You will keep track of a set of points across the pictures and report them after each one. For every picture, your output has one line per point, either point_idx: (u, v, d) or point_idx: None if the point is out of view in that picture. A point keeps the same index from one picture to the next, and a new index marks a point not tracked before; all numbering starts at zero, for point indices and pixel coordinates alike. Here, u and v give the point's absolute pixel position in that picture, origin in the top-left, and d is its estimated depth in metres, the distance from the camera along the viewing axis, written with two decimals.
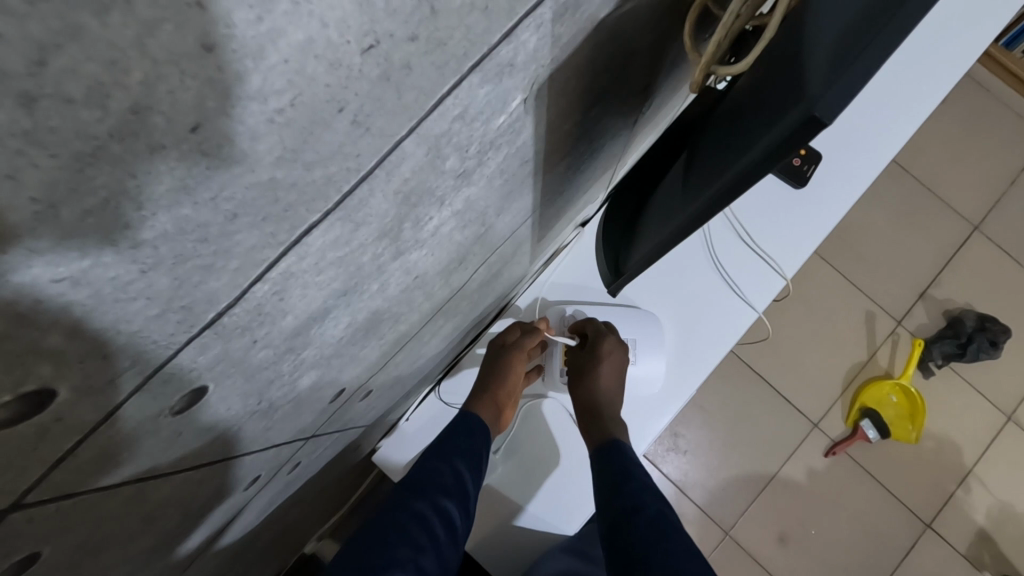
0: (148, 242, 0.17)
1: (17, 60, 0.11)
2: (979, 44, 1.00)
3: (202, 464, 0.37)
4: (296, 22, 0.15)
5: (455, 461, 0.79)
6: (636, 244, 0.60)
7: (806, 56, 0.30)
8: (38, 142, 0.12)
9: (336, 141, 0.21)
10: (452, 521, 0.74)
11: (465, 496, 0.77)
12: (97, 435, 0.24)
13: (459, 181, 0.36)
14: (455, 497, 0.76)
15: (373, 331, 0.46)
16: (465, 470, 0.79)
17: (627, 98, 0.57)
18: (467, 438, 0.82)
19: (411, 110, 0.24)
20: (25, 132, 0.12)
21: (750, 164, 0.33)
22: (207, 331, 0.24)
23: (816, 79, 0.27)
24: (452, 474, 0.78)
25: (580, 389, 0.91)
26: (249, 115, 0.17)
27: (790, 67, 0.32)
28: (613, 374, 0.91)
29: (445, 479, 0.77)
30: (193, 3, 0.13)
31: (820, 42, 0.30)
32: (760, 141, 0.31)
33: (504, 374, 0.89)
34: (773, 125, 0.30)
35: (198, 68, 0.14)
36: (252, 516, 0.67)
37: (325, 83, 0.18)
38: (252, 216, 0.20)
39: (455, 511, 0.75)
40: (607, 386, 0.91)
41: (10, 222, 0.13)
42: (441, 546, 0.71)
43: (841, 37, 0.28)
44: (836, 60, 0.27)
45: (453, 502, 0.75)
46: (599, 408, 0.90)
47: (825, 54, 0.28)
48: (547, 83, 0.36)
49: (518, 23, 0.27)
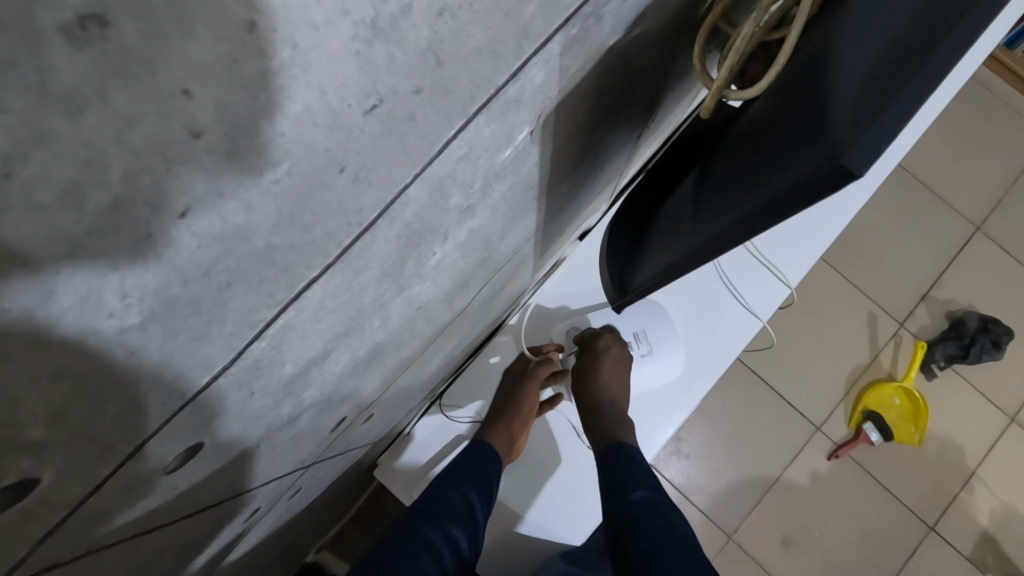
0: (134, 326, 0.16)
1: None
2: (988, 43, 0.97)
3: (196, 508, 0.35)
4: (294, 95, 0.14)
5: (466, 489, 0.78)
6: (643, 262, 0.59)
7: (831, 94, 0.29)
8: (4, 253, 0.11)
9: (337, 198, 0.20)
10: (458, 545, 0.75)
11: (474, 523, 0.77)
12: (87, 505, 0.22)
13: (464, 215, 0.35)
14: (463, 524, 0.76)
15: (376, 360, 0.44)
16: (476, 499, 0.79)
17: (633, 112, 0.56)
18: (477, 466, 0.82)
19: (415, 157, 0.23)
20: None
21: (764, 202, 0.32)
22: (202, 393, 0.23)
23: (842, 123, 0.27)
24: (463, 502, 0.77)
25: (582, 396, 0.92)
26: (241, 190, 0.15)
27: (813, 100, 0.31)
28: (615, 370, 0.91)
29: (456, 506, 0.76)
30: (177, 92, 0.11)
31: (845, 82, 0.29)
32: (778, 180, 0.31)
33: (518, 402, 0.89)
34: (793, 166, 0.29)
35: (186, 153, 0.13)
36: (265, 526, 0.65)
37: (324, 147, 0.17)
38: (247, 283, 0.19)
39: (463, 537, 0.75)
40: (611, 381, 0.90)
41: None
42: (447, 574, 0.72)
43: (869, 79, 0.27)
44: (864, 106, 0.26)
45: (462, 531, 0.75)
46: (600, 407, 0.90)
47: (850, 97, 0.27)
48: (553, 112, 0.35)
49: (525, 59, 0.25)
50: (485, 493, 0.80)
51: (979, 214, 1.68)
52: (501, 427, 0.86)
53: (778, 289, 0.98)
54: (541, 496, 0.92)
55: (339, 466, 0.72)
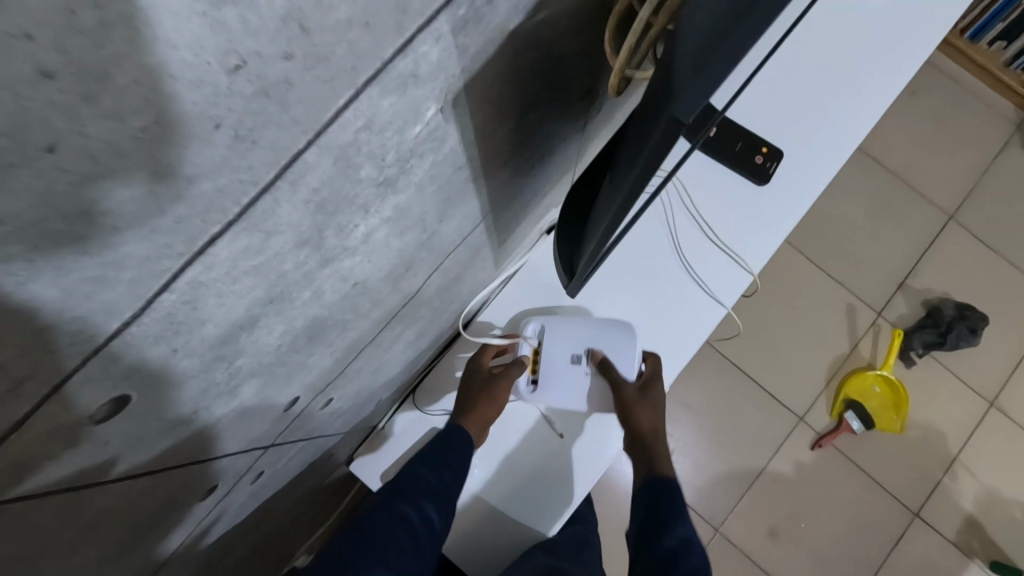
0: (21, 256, 0.18)
1: None
2: (942, 29, 1.00)
3: (143, 472, 0.38)
4: (142, 48, 0.17)
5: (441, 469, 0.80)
6: (585, 240, 0.61)
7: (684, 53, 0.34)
8: None
9: (218, 153, 0.22)
10: (430, 519, 0.77)
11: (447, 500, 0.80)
12: (10, 444, 0.25)
13: (384, 190, 0.37)
14: (437, 501, 0.79)
15: (318, 338, 0.47)
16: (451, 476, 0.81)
17: (569, 100, 0.59)
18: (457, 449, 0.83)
19: (303, 123, 0.26)
20: None
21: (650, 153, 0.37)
22: (114, 340, 0.25)
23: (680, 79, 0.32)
24: (440, 481, 0.79)
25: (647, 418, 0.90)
26: (108, 133, 0.18)
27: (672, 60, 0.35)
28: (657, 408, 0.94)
29: (437, 489, 0.79)
30: (18, 34, 0.14)
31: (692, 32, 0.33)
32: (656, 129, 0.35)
33: (496, 399, 0.88)
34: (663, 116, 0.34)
35: (39, 92, 0.15)
36: (235, 517, 0.69)
37: (190, 101, 0.19)
38: (137, 229, 0.22)
39: (436, 513, 0.78)
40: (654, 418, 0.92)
41: None
42: (422, 547, 0.75)
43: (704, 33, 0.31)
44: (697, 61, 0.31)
45: (434, 506, 0.78)
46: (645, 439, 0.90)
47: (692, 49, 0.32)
48: (465, 92, 0.37)
49: (410, 35, 0.28)
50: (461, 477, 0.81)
51: (951, 204, 1.71)
52: (479, 419, 0.86)
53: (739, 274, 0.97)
54: (507, 485, 0.94)
55: (306, 452, 0.74)
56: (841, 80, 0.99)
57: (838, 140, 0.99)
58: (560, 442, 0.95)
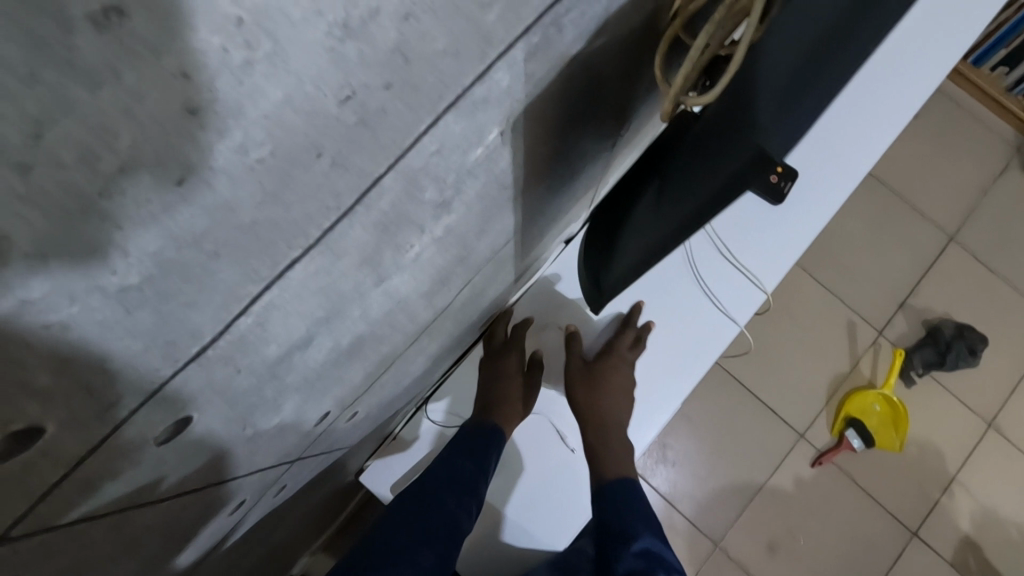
0: (134, 285, 0.18)
1: (14, 133, 0.12)
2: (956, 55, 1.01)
3: (184, 490, 0.37)
4: (276, 84, 0.17)
5: (467, 461, 0.80)
6: (614, 258, 0.62)
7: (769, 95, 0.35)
8: (30, 202, 0.13)
9: (315, 181, 0.22)
10: (455, 510, 0.74)
11: (472, 493, 0.77)
12: (82, 469, 0.24)
13: (439, 211, 0.38)
14: (463, 493, 0.76)
15: (356, 353, 0.46)
16: (476, 469, 0.79)
17: (603, 119, 0.59)
18: (471, 461, 0.80)
19: (388, 150, 0.26)
20: (20, 195, 0.13)
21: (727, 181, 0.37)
22: (192, 363, 0.25)
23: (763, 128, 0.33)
24: (466, 474, 0.78)
25: (580, 392, 0.91)
26: (229, 166, 0.18)
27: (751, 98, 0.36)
28: (619, 389, 0.92)
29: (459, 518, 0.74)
30: (178, 74, 0.14)
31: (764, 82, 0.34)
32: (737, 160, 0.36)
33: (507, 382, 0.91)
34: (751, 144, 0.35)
35: (181, 128, 0.15)
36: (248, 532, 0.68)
37: (302, 132, 0.19)
38: (234, 255, 0.21)
39: (462, 506, 0.75)
40: (614, 399, 0.91)
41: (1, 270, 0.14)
42: (447, 537, 0.71)
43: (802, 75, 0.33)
44: None
45: (459, 498, 0.75)
46: (603, 423, 0.89)
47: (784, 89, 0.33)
48: (523, 116, 0.37)
49: (490, 63, 0.28)
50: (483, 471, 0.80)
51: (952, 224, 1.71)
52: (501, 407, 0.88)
53: (753, 292, 0.98)
54: (522, 500, 0.91)
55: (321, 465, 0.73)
56: (856, 101, 0.99)
57: (851, 158, 0.99)
58: (568, 453, 0.93)
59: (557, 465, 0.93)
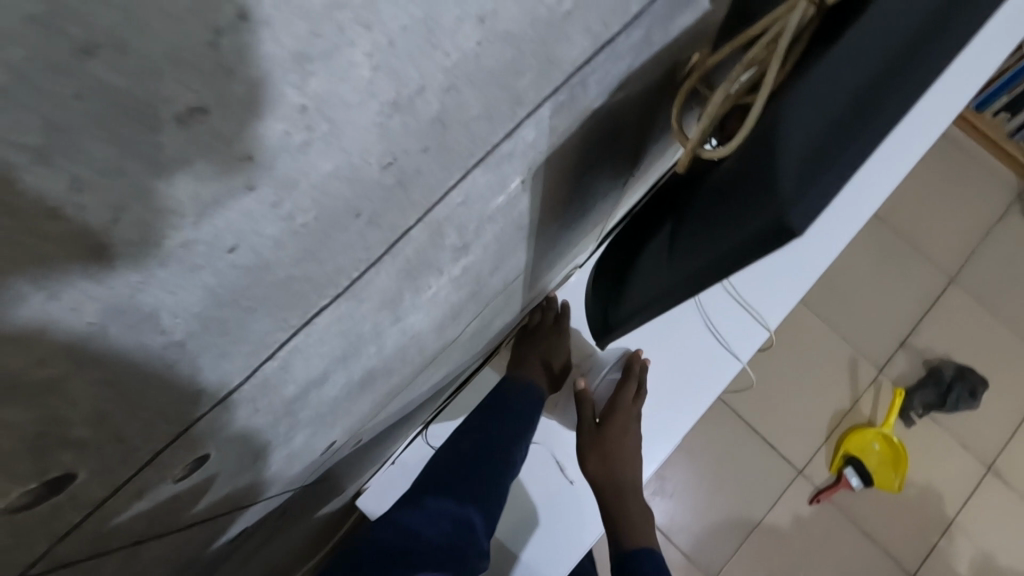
0: (178, 341, 0.19)
1: (98, 216, 0.13)
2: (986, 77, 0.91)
3: (192, 523, 0.37)
4: (327, 159, 0.18)
5: (507, 421, 0.84)
6: (624, 295, 0.61)
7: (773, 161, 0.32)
8: (100, 273, 0.14)
9: (351, 236, 0.23)
10: (498, 469, 0.79)
11: (513, 449, 0.82)
12: (102, 510, 0.24)
13: (458, 253, 0.38)
14: (506, 448, 0.82)
15: (367, 386, 0.47)
16: (515, 429, 0.84)
17: (618, 160, 0.60)
18: (509, 421, 0.85)
19: (419, 205, 0.26)
20: (91, 266, 0.14)
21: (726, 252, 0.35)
22: (218, 407, 0.25)
23: (787, 182, 0.30)
24: (506, 435, 0.83)
25: (593, 463, 0.86)
26: (276, 231, 0.18)
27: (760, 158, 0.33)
28: (630, 450, 0.88)
29: (500, 465, 0.80)
30: (244, 158, 0.15)
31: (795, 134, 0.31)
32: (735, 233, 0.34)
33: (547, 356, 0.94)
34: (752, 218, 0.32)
35: (241, 202, 0.16)
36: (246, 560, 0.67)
37: (345, 195, 0.20)
38: (268, 308, 0.22)
39: (505, 464, 0.80)
40: (627, 462, 0.87)
41: (63, 336, 0.15)
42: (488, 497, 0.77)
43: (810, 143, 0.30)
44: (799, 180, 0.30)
45: (501, 456, 0.80)
46: (622, 494, 0.85)
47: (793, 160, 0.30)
48: (544, 164, 0.38)
49: (518, 122, 0.29)
50: (522, 429, 0.85)
51: (953, 264, 1.72)
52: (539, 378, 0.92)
53: (757, 329, 0.98)
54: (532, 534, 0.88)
55: (322, 491, 0.72)
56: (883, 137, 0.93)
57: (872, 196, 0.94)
58: (570, 484, 0.91)
59: (563, 495, 0.90)
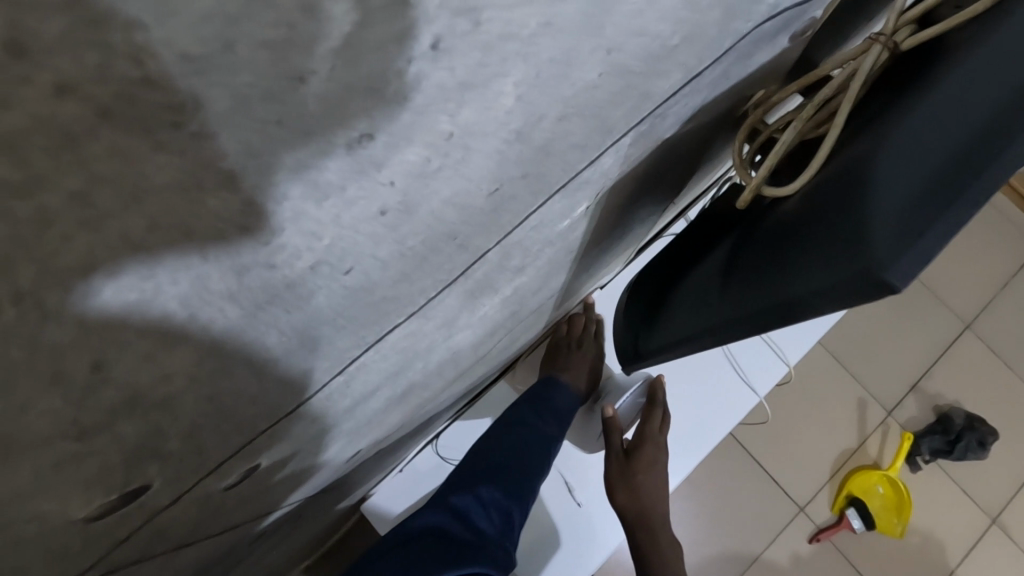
0: (273, 352, 0.19)
1: (263, 232, 0.15)
2: None
3: (222, 529, 0.36)
4: (446, 184, 0.18)
5: (537, 422, 0.82)
6: (661, 324, 0.59)
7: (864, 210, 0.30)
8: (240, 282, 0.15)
9: (443, 258, 0.23)
10: (523, 466, 0.76)
11: (545, 448, 0.81)
12: (159, 518, 0.24)
13: (515, 273, 0.37)
14: (542, 444, 0.81)
15: (403, 400, 0.46)
16: (546, 429, 0.83)
17: (666, 186, 0.59)
18: (536, 417, 0.83)
19: (502, 228, 0.26)
20: (237, 272, 0.15)
21: (799, 296, 0.33)
22: (284, 420, 0.24)
23: (881, 238, 0.28)
24: (535, 436, 0.81)
25: (621, 495, 0.84)
26: (382, 250, 0.19)
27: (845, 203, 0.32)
28: (656, 479, 0.87)
29: (529, 462, 0.77)
30: (387, 182, 0.16)
31: (890, 181, 0.30)
32: (812, 280, 0.32)
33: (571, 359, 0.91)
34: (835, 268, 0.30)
35: (368, 226, 0.17)
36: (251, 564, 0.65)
37: (449, 221, 0.20)
38: (354, 326, 0.21)
39: (535, 462, 0.78)
40: (655, 490, 0.86)
41: (196, 339, 0.16)
42: (517, 491, 0.74)
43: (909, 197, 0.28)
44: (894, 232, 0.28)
45: (530, 456, 0.78)
46: (646, 522, 0.84)
47: (888, 212, 0.29)
48: (608, 191, 0.38)
49: (603, 150, 0.29)
50: (550, 427, 0.83)
51: (970, 312, 1.70)
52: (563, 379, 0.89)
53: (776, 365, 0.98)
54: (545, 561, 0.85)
55: (332, 497, 0.70)
56: None
57: None
58: (579, 507, 0.89)
59: (570, 519, 0.89)
